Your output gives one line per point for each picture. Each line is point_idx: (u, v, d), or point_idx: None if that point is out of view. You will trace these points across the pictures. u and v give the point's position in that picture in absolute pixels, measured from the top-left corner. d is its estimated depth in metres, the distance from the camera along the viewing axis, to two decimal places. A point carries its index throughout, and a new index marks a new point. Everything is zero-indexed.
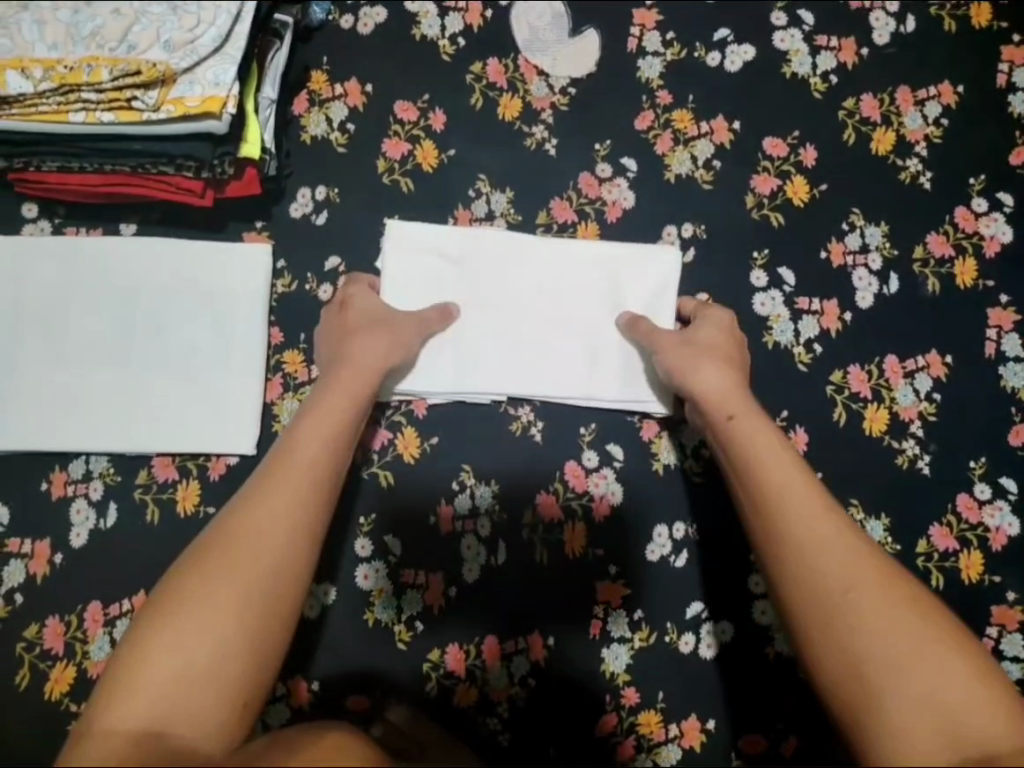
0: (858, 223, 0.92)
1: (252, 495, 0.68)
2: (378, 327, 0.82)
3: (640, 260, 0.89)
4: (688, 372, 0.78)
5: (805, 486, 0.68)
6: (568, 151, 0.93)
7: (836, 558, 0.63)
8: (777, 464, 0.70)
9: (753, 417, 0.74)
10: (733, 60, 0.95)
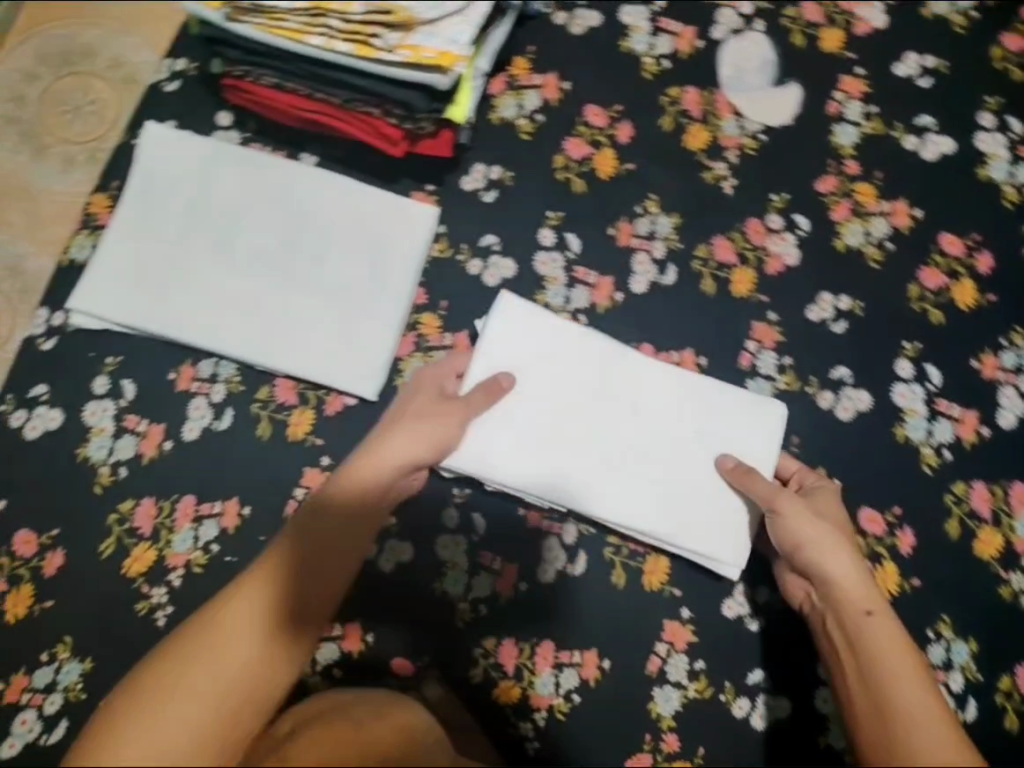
0: (1017, 342, 0.90)
1: (261, 583, 0.68)
2: (421, 421, 0.79)
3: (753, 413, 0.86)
4: (823, 554, 0.76)
5: (932, 693, 0.68)
6: (744, 195, 0.92)
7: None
8: (889, 676, 0.69)
9: (886, 621, 0.73)
10: (931, 148, 0.94)
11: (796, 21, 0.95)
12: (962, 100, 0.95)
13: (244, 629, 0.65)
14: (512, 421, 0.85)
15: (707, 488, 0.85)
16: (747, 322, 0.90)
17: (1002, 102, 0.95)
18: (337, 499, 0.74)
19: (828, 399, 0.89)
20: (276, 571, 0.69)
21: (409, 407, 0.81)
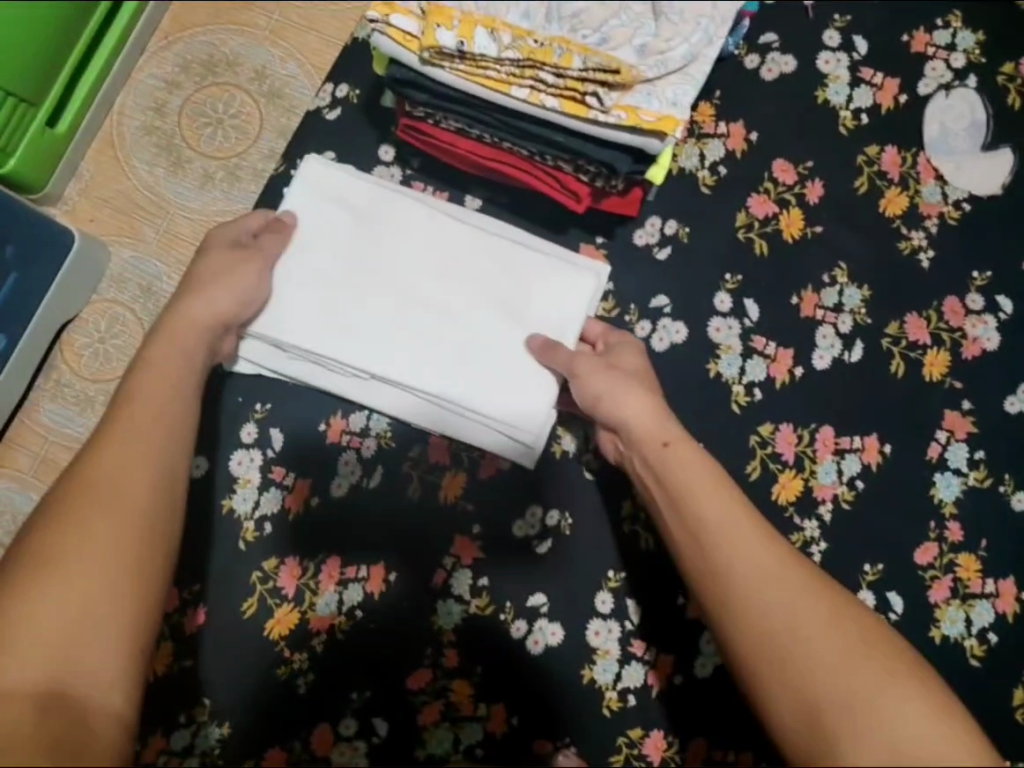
0: None
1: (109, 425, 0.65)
2: (234, 275, 0.75)
3: (562, 269, 0.81)
4: (613, 404, 0.71)
5: (739, 515, 0.62)
6: (941, 269, 0.86)
7: (849, 682, 0.53)
8: (751, 575, 0.59)
9: (708, 493, 0.64)
10: None
11: (1013, 80, 0.87)
12: None
13: (121, 474, 0.62)
14: (403, 311, 0.79)
15: (516, 358, 0.79)
16: (937, 411, 0.84)
17: None
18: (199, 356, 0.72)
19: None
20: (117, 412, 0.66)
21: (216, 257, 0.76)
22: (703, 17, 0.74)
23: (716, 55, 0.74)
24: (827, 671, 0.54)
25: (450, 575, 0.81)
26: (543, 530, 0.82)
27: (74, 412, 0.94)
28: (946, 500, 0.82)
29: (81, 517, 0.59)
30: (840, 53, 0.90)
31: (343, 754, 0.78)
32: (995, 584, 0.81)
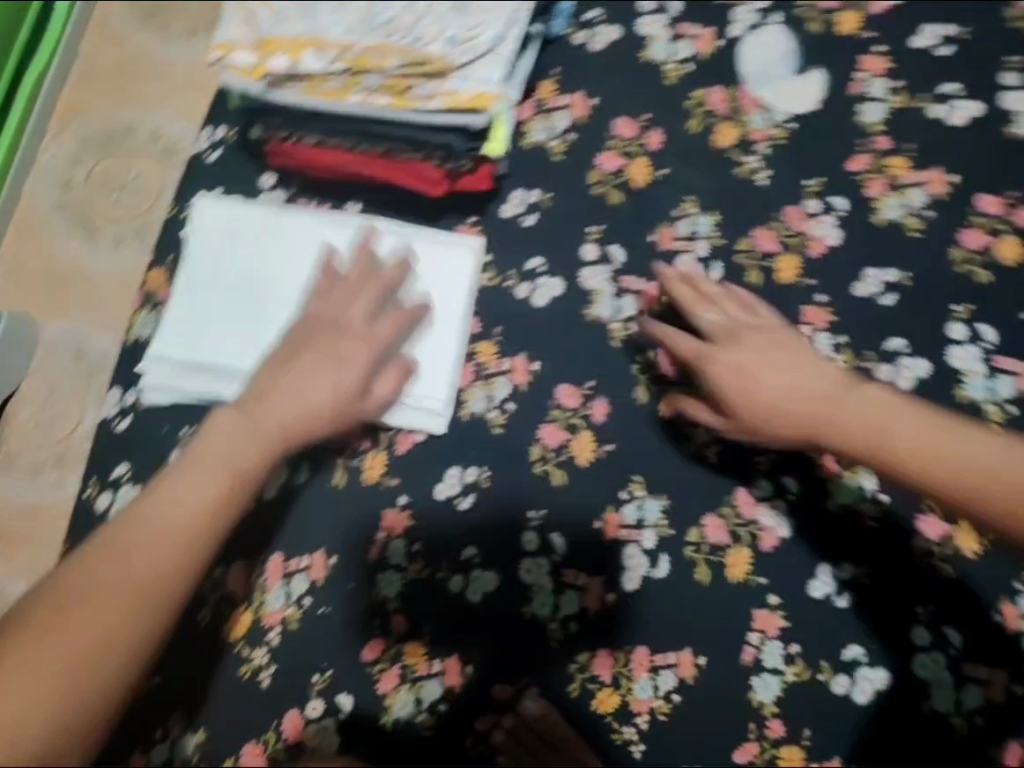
0: None
1: (187, 464, 0.74)
2: (281, 372, 0.80)
3: (444, 258, 0.92)
4: (724, 392, 0.79)
5: (780, 379, 0.78)
6: (778, 184, 0.95)
7: (923, 446, 0.72)
8: (772, 405, 0.77)
9: (813, 384, 0.77)
10: (960, 114, 0.95)
11: (812, 10, 1.01)
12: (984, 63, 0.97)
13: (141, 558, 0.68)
14: None
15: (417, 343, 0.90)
16: (793, 309, 0.92)
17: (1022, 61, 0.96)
18: (290, 429, 0.78)
19: (885, 371, 0.89)
20: (190, 460, 0.74)
21: (359, 339, 0.82)
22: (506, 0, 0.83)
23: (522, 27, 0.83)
24: (929, 462, 0.71)
25: (384, 549, 0.87)
26: (463, 488, 0.89)
27: (26, 479, 1.00)
28: None
29: (92, 599, 0.66)
30: (658, 16, 1.02)
31: (314, 734, 0.83)
32: None
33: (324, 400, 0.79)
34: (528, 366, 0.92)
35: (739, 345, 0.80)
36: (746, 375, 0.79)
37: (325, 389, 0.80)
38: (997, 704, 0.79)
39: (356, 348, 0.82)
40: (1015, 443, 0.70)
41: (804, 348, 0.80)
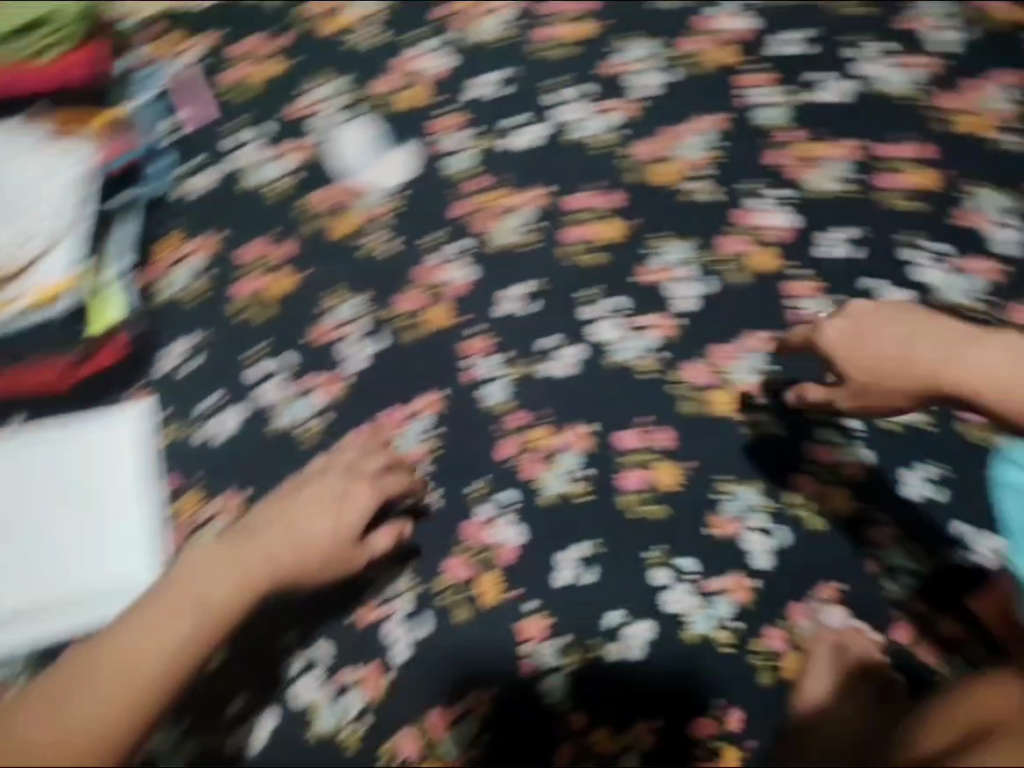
0: (656, 246, 1.04)
1: (230, 578, 0.75)
2: (302, 531, 0.80)
3: (105, 440, 0.93)
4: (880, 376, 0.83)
5: (892, 357, 0.82)
6: (409, 249, 1.01)
7: (978, 373, 0.80)
8: (868, 363, 0.83)
9: (883, 353, 0.83)
10: (525, 139, 1.06)
11: (385, 93, 1.05)
12: (534, 80, 1.08)
13: (87, 704, 0.68)
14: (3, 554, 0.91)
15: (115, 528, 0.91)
16: (453, 350, 0.98)
17: (565, 76, 1.08)
18: (278, 563, 0.78)
19: (545, 367, 0.99)
20: (238, 579, 0.76)
21: (363, 483, 0.85)
22: (62, 197, 0.97)
23: (89, 213, 0.97)
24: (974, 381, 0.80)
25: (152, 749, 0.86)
26: None
27: None
28: (498, 403, 0.98)
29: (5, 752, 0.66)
30: (244, 138, 1.02)
31: None
32: (570, 433, 0.98)
33: (324, 545, 0.80)
34: (239, 499, 0.92)
35: (894, 325, 0.83)
36: (890, 363, 0.82)
37: (327, 529, 0.80)
38: (748, 606, 0.95)
39: (302, 519, 0.80)
40: (962, 332, 0.82)
41: (886, 327, 0.84)
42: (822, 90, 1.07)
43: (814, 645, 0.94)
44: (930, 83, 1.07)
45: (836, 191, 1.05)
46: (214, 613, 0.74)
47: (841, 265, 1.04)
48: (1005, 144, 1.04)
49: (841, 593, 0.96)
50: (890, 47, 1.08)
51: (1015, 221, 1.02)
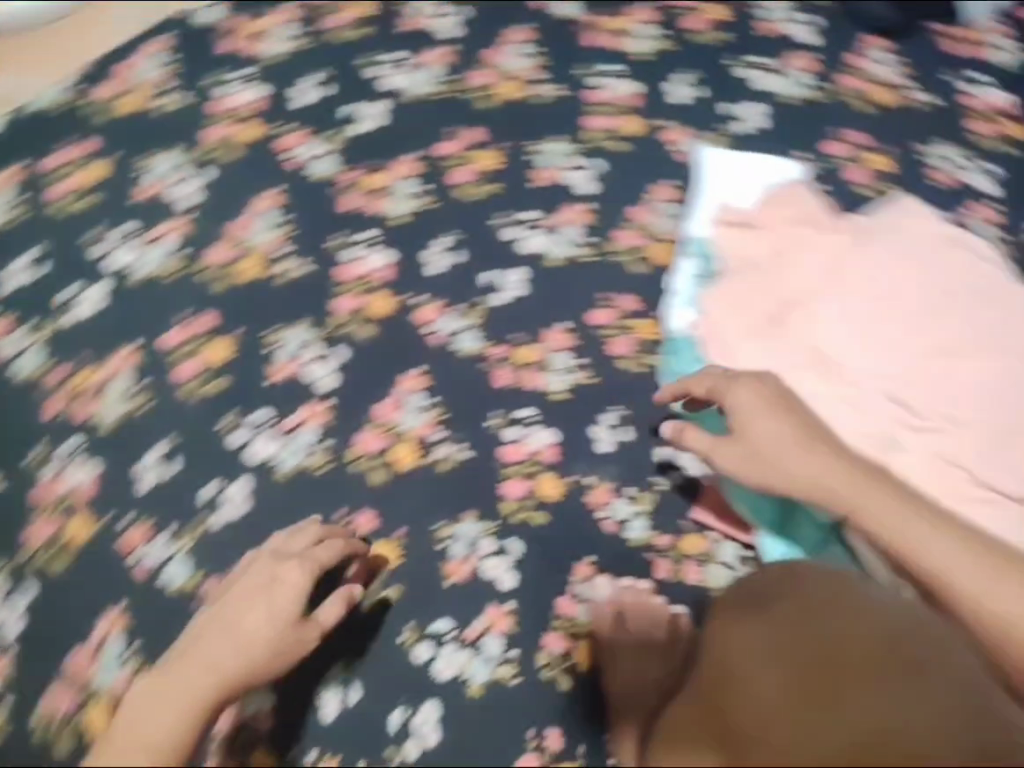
0: (276, 338, 0.98)
1: (168, 712, 0.72)
2: (242, 627, 0.78)
3: None
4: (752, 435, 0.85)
5: (769, 422, 0.85)
6: (13, 483, 0.89)
7: (942, 563, 0.79)
8: (746, 419, 0.86)
9: (762, 429, 0.85)
10: (86, 307, 0.94)
11: None
12: (66, 240, 0.94)
13: None
14: None
15: None
16: (111, 552, 0.91)
17: (100, 220, 0.95)
18: (227, 668, 0.76)
19: (217, 518, 0.95)
20: (182, 706, 0.73)
21: (291, 561, 0.84)
22: None
23: None
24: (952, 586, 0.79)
25: None
26: None
27: None
28: (183, 583, 0.93)
29: None
30: None
31: None
32: None
33: (263, 636, 0.78)
34: None
35: (773, 412, 0.85)
36: (757, 406, 0.86)
37: (264, 617, 0.79)
38: (514, 631, 0.95)
39: (253, 608, 0.79)
40: (904, 491, 0.84)
41: (796, 412, 0.86)
42: (361, 123, 1.01)
43: (595, 627, 0.96)
44: (453, 73, 1.03)
45: (413, 213, 1.01)
46: (246, 658, 0.77)
47: (449, 276, 1.02)
48: (538, 100, 1.04)
49: (596, 565, 0.98)
50: (403, 55, 1.02)
51: (576, 165, 1.03)
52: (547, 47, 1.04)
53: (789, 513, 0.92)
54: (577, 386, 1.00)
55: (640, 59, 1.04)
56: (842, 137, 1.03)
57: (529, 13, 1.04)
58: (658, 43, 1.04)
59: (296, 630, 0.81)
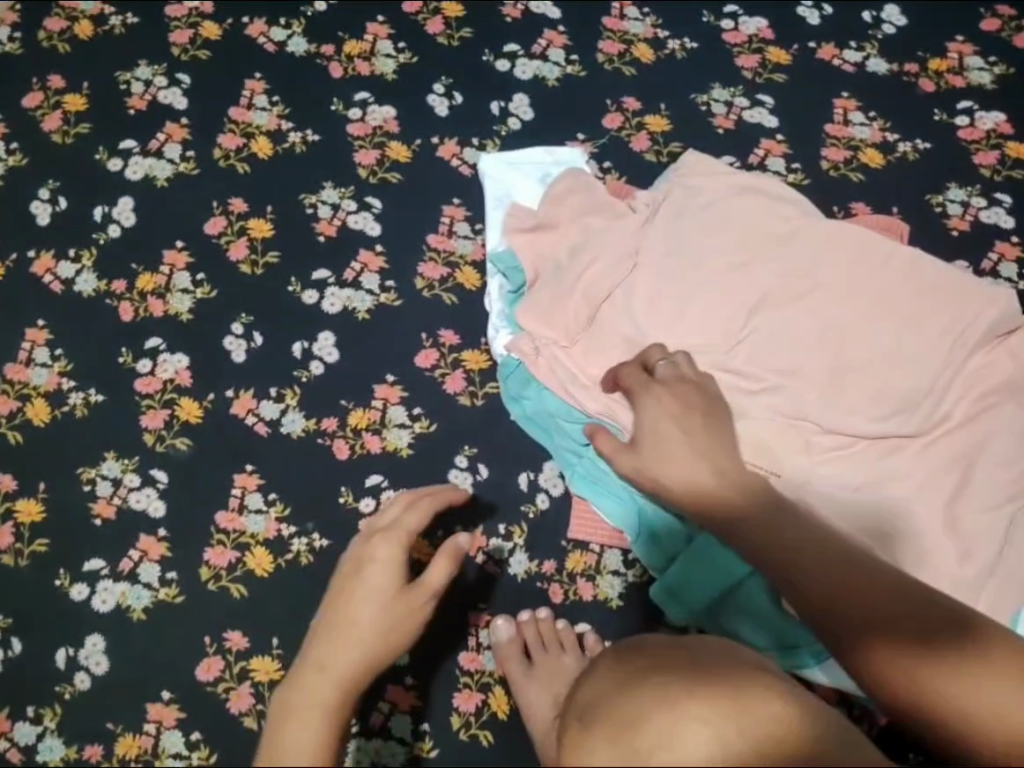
0: (91, 474, 0.92)
1: (311, 721, 0.57)
2: (380, 592, 0.64)
3: None
4: (665, 456, 0.71)
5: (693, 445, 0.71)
6: None
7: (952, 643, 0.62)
8: (668, 448, 0.71)
9: (688, 462, 0.70)
10: None
11: None
12: None
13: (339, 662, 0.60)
14: None
15: None
16: None
17: None
18: (381, 640, 0.62)
19: (84, 676, 0.86)
20: (320, 712, 0.58)
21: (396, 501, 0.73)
22: None
23: None
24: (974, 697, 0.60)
25: None
26: None
27: None
28: (63, 754, 0.84)
29: (311, 681, 0.59)
30: None
31: None
32: (150, 720, 0.85)
33: (388, 611, 0.63)
34: None
35: (696, 426, 0.72)
36: (672, 419, 0.73)
37: (380, 593, 0.64)
38: (420, 703, 0.86)
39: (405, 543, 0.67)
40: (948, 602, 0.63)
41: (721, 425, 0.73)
42: (110, 227, 1.00)
43: (502, 668, 0.86)
44: (188, 149, 1.03)
45: (193, 308, 0.97)
46: (386, 645, 0.62)
47: (254, 361, 0.95)
48: (289, 149, 1.03)
49: (486, 613, 0.90)
50: (132, 144, 1.04)
51: (350, 209, 1.00)
52: (278, 95, 1.06)
53: (714, 570, 0.86)
54: (418, 437, 0.94)
55: (383, 78, 1.06)
56: (621, 106, 1.03)
57: (252, 71, 1.07)
58: (398, 59, 1.07)
59: (403, 601, 0.64)
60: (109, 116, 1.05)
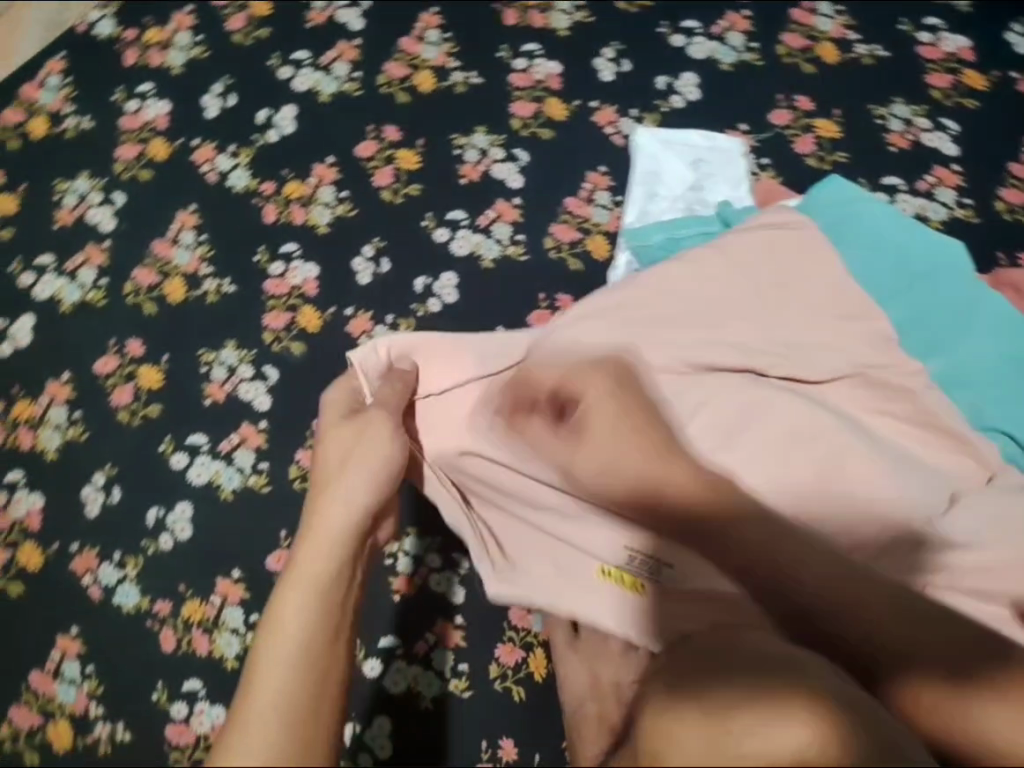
0: (210, 358, 0.99)
1: (326, 549, 0.61)
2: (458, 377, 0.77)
3: None
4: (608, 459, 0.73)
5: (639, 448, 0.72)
6: None
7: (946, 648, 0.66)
8: (607, 468, 0.73)
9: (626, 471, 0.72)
10: (20, 338, 0.99)
11: None
12: None
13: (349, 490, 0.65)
14: None
15: None
16: (63, 578, 0.92)
17: (24, 256, 1.02)
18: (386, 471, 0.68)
19: (168, 538, 0.93)
20: (323, 548, 0.61)
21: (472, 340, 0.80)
22: None
23: None
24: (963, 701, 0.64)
25: None
26: None
27: None
28: (136, 602, 0.91)
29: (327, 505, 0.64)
30: None
31: None
32: (217, 593, 0.92)
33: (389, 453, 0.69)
34: None
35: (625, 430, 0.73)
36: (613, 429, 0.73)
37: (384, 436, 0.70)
38: (464, 644, 0.89)
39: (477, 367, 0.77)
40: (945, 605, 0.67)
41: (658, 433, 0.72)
42: (270, 130, 1.05)
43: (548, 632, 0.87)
44: (356, 70, 1.06)
45: (331, 222, 1.01)
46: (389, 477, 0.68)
47: (377, 286, 0.99)
48: (450, 88, 1.05)
49: None
50: (305, 55, 1.08)
51: (497, 158, 1.01)
52: (451, 32, 1.07)
53: None
54: None
55: (556, 33, 1.06)
56: (793, 105, 0.99)
57: (429, 6, 1.09)
58: (574, 17, 1.06)
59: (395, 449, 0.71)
60: (290, 24, 1.09)
